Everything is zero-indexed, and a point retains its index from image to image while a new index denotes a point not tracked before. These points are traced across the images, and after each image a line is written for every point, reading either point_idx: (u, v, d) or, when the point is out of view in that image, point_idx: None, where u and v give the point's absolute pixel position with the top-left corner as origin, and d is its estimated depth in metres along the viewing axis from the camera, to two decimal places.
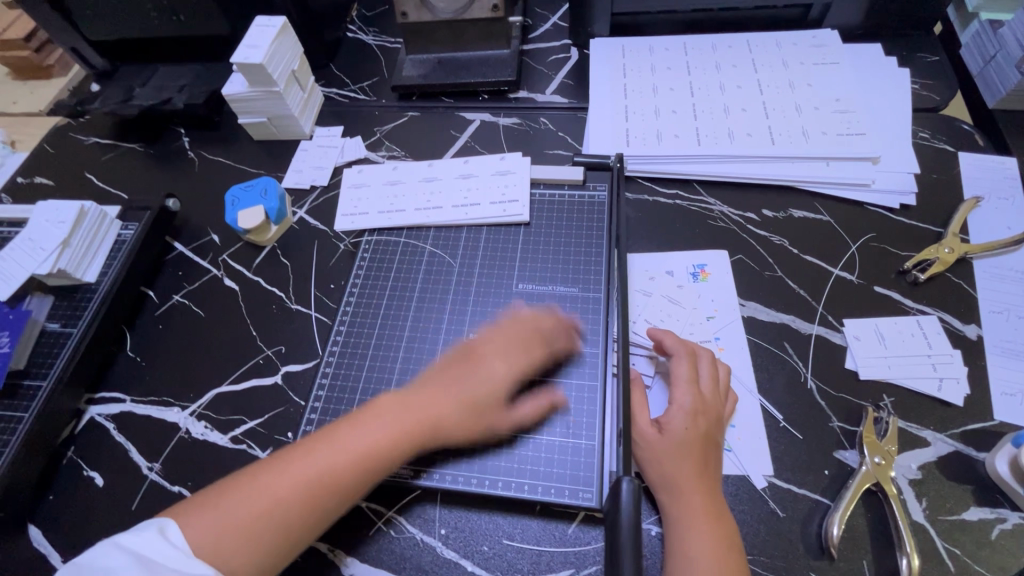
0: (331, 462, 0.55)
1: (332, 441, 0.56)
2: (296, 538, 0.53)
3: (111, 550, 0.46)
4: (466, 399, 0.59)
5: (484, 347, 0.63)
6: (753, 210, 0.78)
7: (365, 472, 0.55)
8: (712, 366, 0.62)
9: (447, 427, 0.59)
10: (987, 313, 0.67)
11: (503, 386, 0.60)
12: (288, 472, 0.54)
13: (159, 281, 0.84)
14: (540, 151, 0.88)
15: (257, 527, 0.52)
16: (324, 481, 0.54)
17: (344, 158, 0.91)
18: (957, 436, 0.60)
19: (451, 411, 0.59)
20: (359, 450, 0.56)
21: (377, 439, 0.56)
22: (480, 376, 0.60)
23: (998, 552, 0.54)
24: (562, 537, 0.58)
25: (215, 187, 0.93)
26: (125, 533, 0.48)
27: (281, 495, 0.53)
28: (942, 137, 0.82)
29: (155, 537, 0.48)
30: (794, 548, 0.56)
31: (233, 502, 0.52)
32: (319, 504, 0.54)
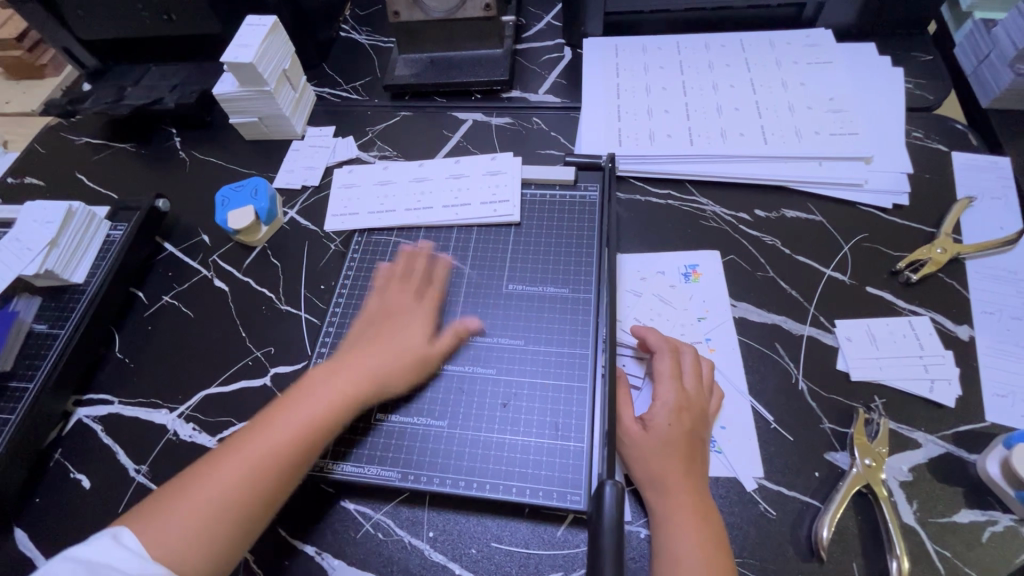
0: (274, 433, 0.56)
1: (267, 419, 0.58)
2: (251, 520, 0.53)
3: (66, 561, 0.45)
4: (393, 347, 0.64)
5: (397, 306, 0.68)
6: (745, 210, 0.78)
7: (309, 435, 0.57)
8: (696, 362, 0.62)
9: (382, 376, 0.62)
10: (980, 314, 0.66)
11: (420, 336, 0.65)
12: (233, 452, 0.55)
13: (149, 282, 0.83)
14: (532, 151, 0.88)
15: (212, 515, 0.52)
16: (270, 452, 0.55)
17: (336, 158, 0.91)
18: (948, 437, 0.60)
19: (381, 364, 0.62)
20: (298, 416, 0.58)
21: (315, 401, 0.59)
22: (398, 329, 0.65)
23: (989, 555, 0.53)
24: (551, 539, 0.58)
25: (206, 187, 0.92)
26: (76, 546, 0.47)
27: (228, 479, 0.53)
28: (935, 137, 0.82)
29: (108, 545, 0.47)
30: (783, 550, 0.55)
31: (181, 500, 0.52)
32: (270, 479, 0.55)
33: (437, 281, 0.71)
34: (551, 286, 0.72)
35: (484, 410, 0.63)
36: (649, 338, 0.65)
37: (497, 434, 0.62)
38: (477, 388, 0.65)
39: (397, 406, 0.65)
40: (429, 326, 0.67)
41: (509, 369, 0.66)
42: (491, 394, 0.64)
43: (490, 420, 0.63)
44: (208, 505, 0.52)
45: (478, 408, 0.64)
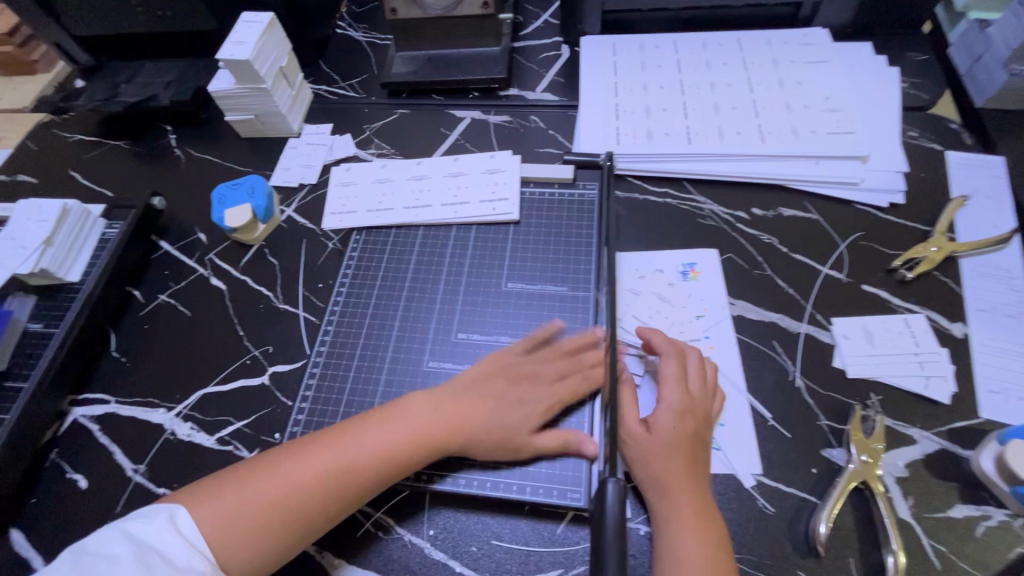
0: (355, 454, 0.57)
1: (357, 430, 0.59)
2: (303, 532, 0.54)
3: (117, 536, 0.49)
4: (497, 416, 0.60)
5: (528, 371, 0.63)
6: (743, 209, 0.78)
7: (385, 472, 0.57)
8: (700, 365, 0.62)
9: (467, 440, 0.59)
10: (974, 311, 0.67)
11: (535, 409, 0.61)
12: (310, 457, 0.56)
13: (145, 280, 0.83)
14: (530, 149, 0.88)
15: (273, 511, 0.53)
16: (342, 474, 0.56)
17: (333, 156, 0.91)
18: (943, 434, 0.60)
19: (478, 428, 0.60)
20: (380, 444, 0.58)
21: (400, 435, 0.58)
22: (515, 398, 0.61)
23: (983, 549, 0.54)
24: (550, 536, 0.58)
25: (202, 185, 0.92)
26: (134, 518, 0.50)
27: (297, 482, 0.55)
28: (930, 136, 0.82)
29: (165, 527, 0.50)
30: (781, 546, 0.56)
31: (247, 489, 0.54)
32: (335, 501, 0.55)
33: (592, 363, 0.64)
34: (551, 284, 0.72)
35: None
36: (653, 341, 0.65)
37: None
38: None
39: None
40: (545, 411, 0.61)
41: None
42: None
43: None
44: (269, 502, 0.54)
45: None
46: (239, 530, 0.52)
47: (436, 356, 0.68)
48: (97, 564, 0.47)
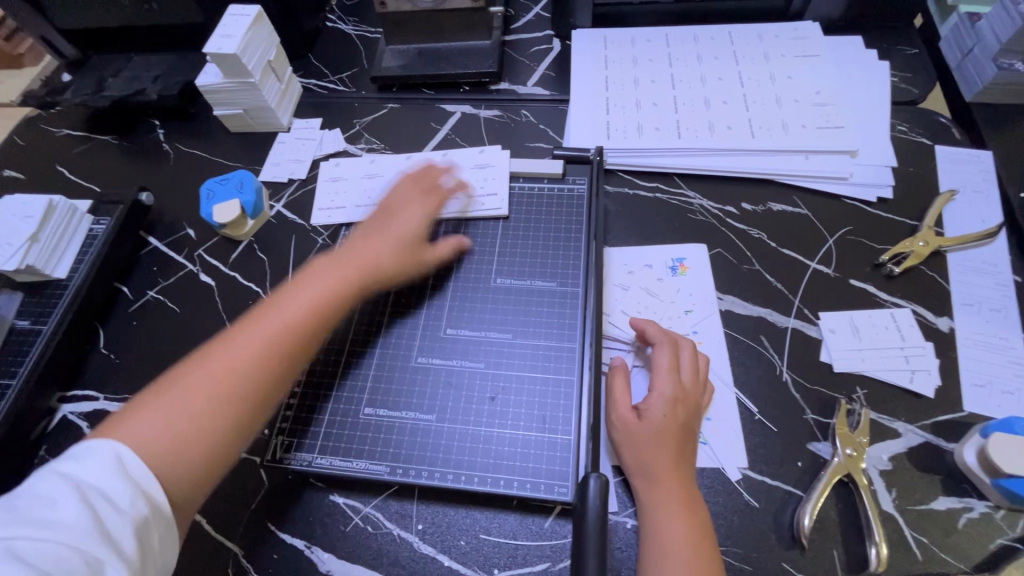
0: (283, 315, 0.60)
1: (276, 301, 0.61)
2: (259, 401, 0.56)
3: (53, 477, 0.43)
4: (396, 238, 0.69)
5: (399, 201, 0.73)
6: (732, 204, 0.78)
7: (320, 317, 0.61)
8: (693, 355, 0.62)
9: (384, 265, 0.67)
10: (960, 306, 0.68)
11: (422, 224, 0.71)
12: (234, 340, 0.57)
13: (134, 276, 0.82)
14: (520, 144, 0.88)
15: (222, 396, 0.54)
16: (279, 335, 0.58)
17: (322, 150, 0.90)
18: (927, 427, 0.61)
19: (385, 254, 0.68)
20: (304, 299, 0.61)
21: (318, 288, 0.63)
22: (403, 219, 0.71)
23: (964, 540, 0.55)
24: (538, 530, 0.59)
25: (190, 180, 0.91)
26: (63, 459, 0.45)
27: (236, 362, 0.55)
28: (920, 131, 0.82)
29: (104, 465, 0.45)
30: (766, 537, 0.57)
31: (185, 390, 0.53)
32: (280, 361, 0.57)
33: (443, 187, 0.76)
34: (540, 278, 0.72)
35: (473, 404, 0.64)
36: (647, 328, 0.65)
37: (486, 427, 0.62)
38: (469, 383, 0.65)
39: (387, 400, 0.65)
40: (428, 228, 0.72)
41: (501, 364, 0.66)
42: (480, 387, 0.65)
43: (479, 413, 0.63)
44: (215, 388, 0.54)
45: (468, 402, 0.64)
46: (192, 428, 0.52)
47: (425, 351, 0.68)
48: (33, 507, 0.41)
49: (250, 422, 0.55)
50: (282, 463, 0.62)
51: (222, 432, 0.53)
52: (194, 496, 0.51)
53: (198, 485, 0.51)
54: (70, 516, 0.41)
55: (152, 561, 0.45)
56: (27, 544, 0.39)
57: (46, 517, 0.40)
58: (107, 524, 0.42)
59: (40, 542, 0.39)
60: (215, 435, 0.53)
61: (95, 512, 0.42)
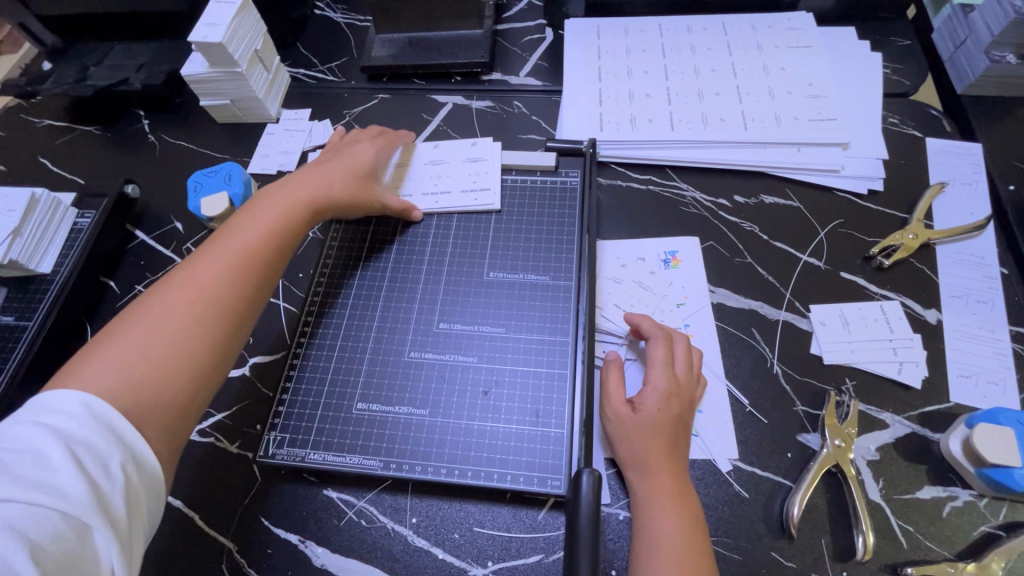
0: (241, 236, 0.62)
1: (230, 228, 0.63)
2: (230, 319, 0.57)
3: (36, 435, 0.42)
4: (345, 168, 0.72)
5: (343, 146, 0.77)
6: (724, 196, 0.78)
7: (278, 239, 0.63)
8: (687, 350, 0.63)
9: (337, 193, 0.70)
10: (948, 298, 0.68)
11: (368, 160, 0.75)
12: (194, 266, 0.58)
13: (120, 270, 0.81)
14: (512, 135, 0.87)
15: (192, 316, 0.54)
16: (241, 252, 0.60)
17: (312, 142, 0.89)
18: (914, 417, 0.62)
19: (338, 183, 0.70)
20: (260, 222, 0.63)
21: (272, 213, 0.65)
22: (348, 155, 0.74)
23: (948, 528, 0.56)
24: (532, 523, 0.59)
25: (177, 172, 0.90)
26: (48, 413, 0.43)
27: (203, 280, 0.57)
28: (911, 123, 0.83)
29: (85, 418, 0.44)
30: (755, 527, 0.58)
31: (152, 315, 0.53)
32: (245, 275, 0.59)
33: (383, 134, 0.80)
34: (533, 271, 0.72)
35: (467, 399, 0.64)
36: (642, 322, 0.65)
37: (480, 421, 0.62)
38: (461, 377, 0.65)
39: (379, 394, 0.65)
40: (375, 166, 0.76)
41: (495, 358, 0.66)
42: (474, 381, 0.65)
43: (473, 408, 0.63)
44: (183, 309, 0.54)
45: (462, 396, 0.64)
46: (171, 343, 0.52)
47: (417, 346, 0.68)
48: (20, 466, 0.40)
49: (226, 335, 0.56)
50: (276, 459, 0.62)
51: (202, 344, 0.54)
52: (185, 411, 0.52)
53: (186, 398, 0.52)
54: (61, 480, 0.40)
55: (142, 527, 0.44)
56: (15, 509, 0.38)
57: (34, 479, 0.39)
58: (98, 488, 0.41)
59: (31, 507, 0.38)
60: (195, 347, 0.53)
61: (87, 475, 0.41)
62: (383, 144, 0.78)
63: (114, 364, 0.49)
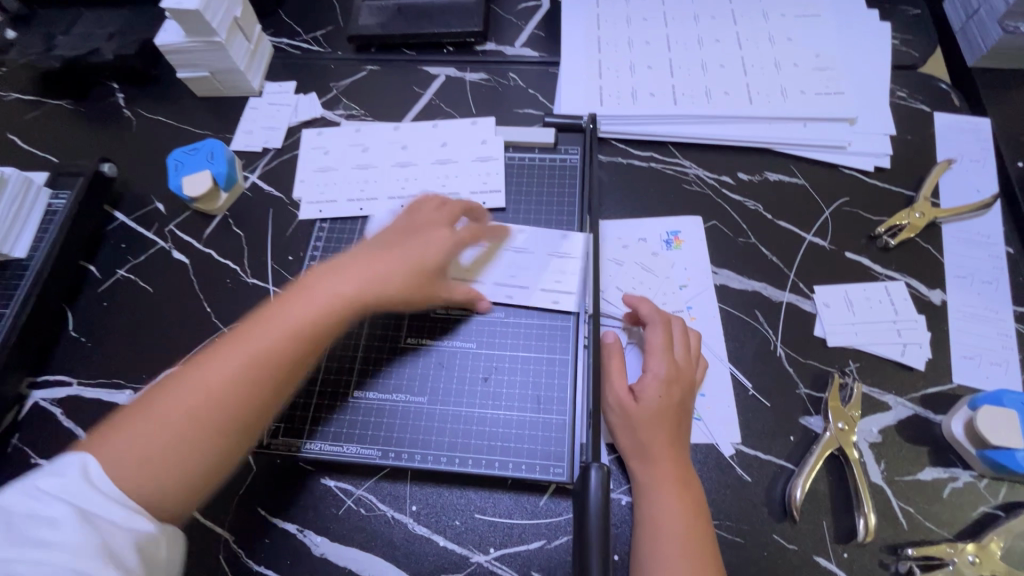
0: (267, 333, 0.54)
1: (264, 316, 0.55)
2: (246, 428, 0.52)
3: (36, 496, 0.41)
4: (404, 259, 0.60)
5: (417, 225, 0.64)
6: (728, 173, 0.76)
7: (316, 343, 0.55)
8: (683, 334, 0.62)
9: (394, 289, 0.59)
10: (953, 278, 0.67)
11: (444, 253, 0.62)
12: (223, 355, 0.53)
13: (100, 254, 0.78)
14: (508, 110, 0.83)
15: (206, 419, 0.50)
16: (259, 356, 0.53)
17: (298, 117, 0.85)
18: (917, 399, 0.61)
19: (398, 279, 0.59)
20: (292, 317, 0.55)
21: (319, 309, 0.56)
22: (424, 241, 0.62)
23: (948, 509, 0.56)
24: (534, 509, 0.59)
25: (155, 149, 0.85)
26: (45, 477, 0.43)
27: (214, 383, 0.51)
28: (919, 97, 0.80)
29: (81, 481, 0.43)
30: (757, 510, 0.57)
31: (169, 410, 0.49)
32: (261, 387, 0.52)
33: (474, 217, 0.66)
34: (523, 235, 0.69)
35: (466, 385, 0.62)
36: (646, 311, 0.63)
37: (479, 408, 0.61)
38: (459, 365, 0.63)
39: (375, 382, 0.63)
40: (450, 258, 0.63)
41: (494, 343, 0.64)
42: (472, 368, 0.63)
43: (472, 394, 0.62)
44: (199, 408, 0.50)
45: (459, 383, 0.62)
46: (178, 450, 0.48)
47: (413, 332, 0.66)
48: (25, 528, 0.39)
49: (239, 443, 0.51)
50: (309, 451, 0.61)
51: (213, 453, 0.50)
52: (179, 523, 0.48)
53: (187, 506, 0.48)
54: (67, 535, 0.39)
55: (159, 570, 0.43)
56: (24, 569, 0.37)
57: (40, 537, 0.39)
58: (102, 536, 0.40)
59: (40, 565, 0.38)
60: (204, 455, 0.49)
61: (88, 527, 0.40)
62: (467, 235, 0.64)
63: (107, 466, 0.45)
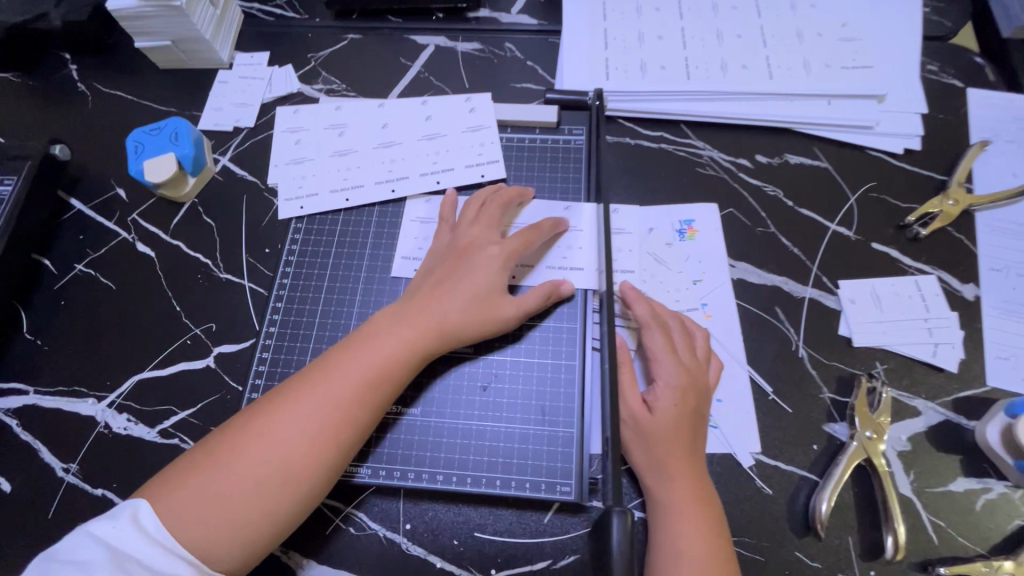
0: (331, 388, 0.49)
1: (326, 367, 0.50)
2: (308, 488, 0.47)
3: (84, 538, 0.41)
4: (467, 291, 0.55)
5: (470, 245, 0.58)
6: (745, 156, 0.70)
7: (377, 393, 0.50)
8: (685, 332, 0.57)
9: (457, 322, 0.54)
10: (987, 271, 0.63)
11: (502, 275, 0.57)
12: (280, 406, 0.48)
13: (56, 247, 0.70)
14: (505, 85, 0.76)
15: (264, 479, 0.45)
16: (324, 410, 0.48)
17: (272, 92, 0.77)
18: (948, 404, 0.57)
19: (460, 312, 0.54)
20: (356, 370, 0.50)
21: (380, 353, 0.51)
22: (483, 264, 0.56)
23: (981, 523, 0.53)
24: (537, 526, 0.54)
25: (113, 128, 0.77)
26: (99, 519, 0.42)
27: (275, 447, 0.46)
28: (951, 71, 0.74)
29: (127, 524, 0.42)
30: (779, 525, 0.53)
31: (225, 466, 0.45)
32: (326, 448, 0.47)
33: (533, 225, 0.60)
34: (530, 210, 0.65)
35: (464, 396, 0.57)
36: (640, 311, 0.57)
37: (479, 421, 0.57)
38: (455, 372, 0.58)
39: None
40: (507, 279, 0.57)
41: (491, 349, 0.59)
42: (470, 376, 0.58)
43: (471, 405, 0.57)
44: (257, 467, 0.46)
45: (457, 393, 0.58)
46: (234, 510, 0.44)
47: None
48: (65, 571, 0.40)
49: (297, 504, 0.47)
50: (359, 477, 0.55)
51: (271, 514, 0.45)
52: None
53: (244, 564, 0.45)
54: None
55: None
56: None
57: None
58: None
59: None
60: (263, 517, 0.45)
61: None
62: (520, 242, 0.58)
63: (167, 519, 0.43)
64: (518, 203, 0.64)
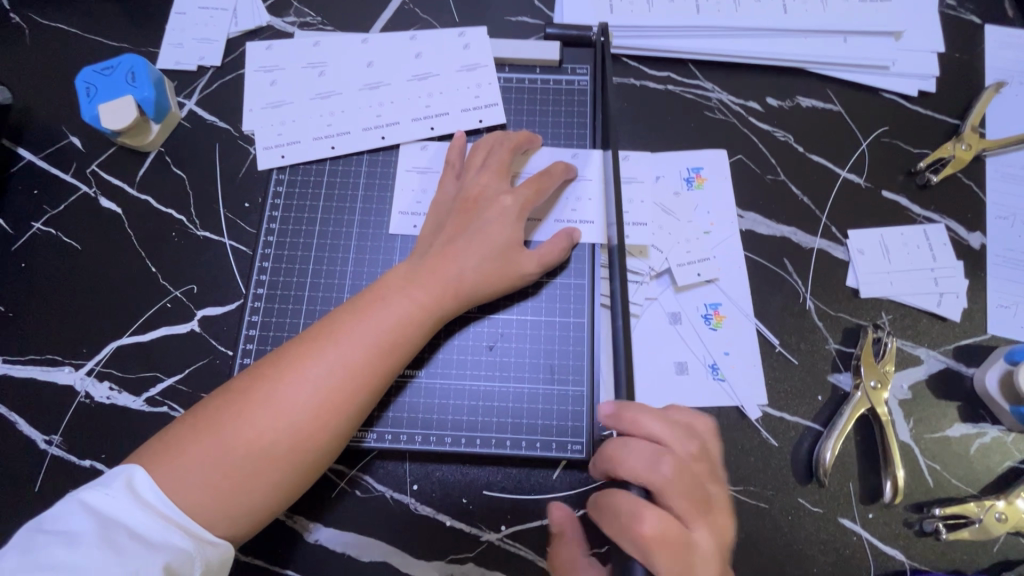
0: (341, 353, 0.46)
1: (333, 329, 0.47)
2: (319, 454, 0.45)
3: (75, 507, 0.38)
4: (479, 247, 0.52)
5: (480, 197, 0.55)
6: (756, 99, 0.66)
7: (388, 357, 0.47)
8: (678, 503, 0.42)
9: (469, 281, 0.51)
10: (994, 219, 0.62)
11: (516, 231, 0.54)
12: (285, 370, 0.45)
13: (8, 202, 0.63)
14: (499, 17, 0.69)
15: (271, 446, 0.43)
16: (334, 375, 0.45)
17: (237, 25, 0.68)
18: (950, 351, 0.58)
19: (473, 269, 0.51)
20: (368, 334, 0.47)
21: (390, 315, 0.48)
22: (496, 219, 0.53)
23: (973, 464, 0.55)
24: (547, 483, 0.54)
25: (57, 66, 0.68)
26: (91, 487, 0.39)
27: (283, 414, 0.44)
28: (971, 6, 0.70)
29: (121, 493, 0.39)
30: (784, 475, 0.54)
31: (230, 431, 0.43)
32: (337, 413, 0.45)
33: (546, 176, 0.56)
34: (540, 158, 0.60)
35: (470, 355, 0.56)
36: (674, 502, 0.42)
37: (487, 381, 0.55)
38: (462, 333, 0.56)
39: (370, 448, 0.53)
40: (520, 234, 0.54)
41: (496, 307, 0.57)
42: (476, 336, 0.56)
43: (478, 365, 0.56)
44: (263, 433, 0.43)
45: (463, 352, 0.56)
46: (240, 476, 0.42)
47: None
48: (49, 546, 0.36)
49: (306, 469, 0.45)
50: (366, 443, 0.54)
51: (281, 480, 0.44)
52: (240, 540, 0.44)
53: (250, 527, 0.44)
54: (83, 557, 0.36)
55: None
56: None
57: (61, 558, 0.36)
58: (128, 567, 0.37)
59: None
60: (270, 483, 0.43)
61: (112, 557, 0.37)
62: (532, 189, 0.55)
63: (169, 484, 0.41)
64: (526, 150, 0.60)
